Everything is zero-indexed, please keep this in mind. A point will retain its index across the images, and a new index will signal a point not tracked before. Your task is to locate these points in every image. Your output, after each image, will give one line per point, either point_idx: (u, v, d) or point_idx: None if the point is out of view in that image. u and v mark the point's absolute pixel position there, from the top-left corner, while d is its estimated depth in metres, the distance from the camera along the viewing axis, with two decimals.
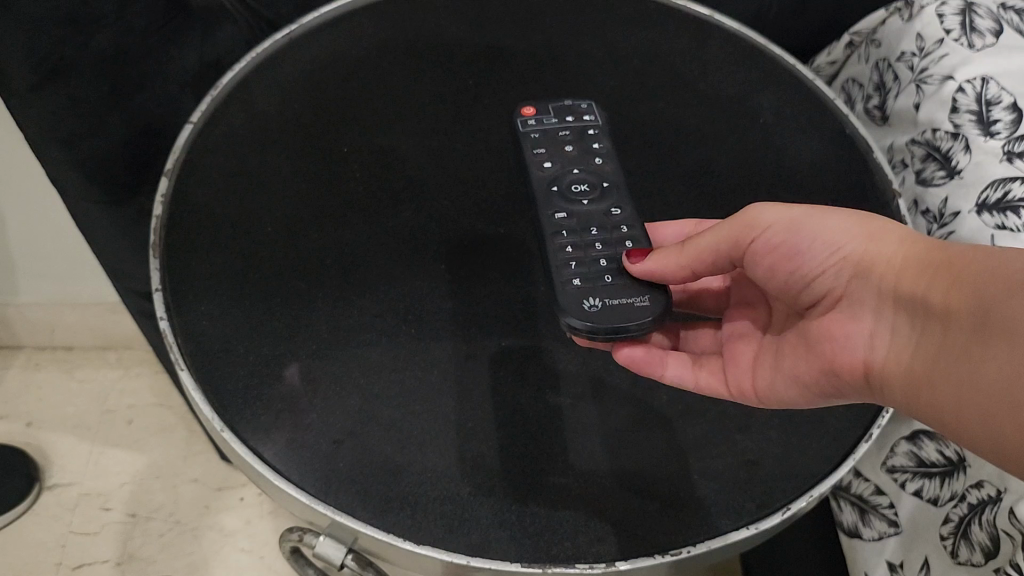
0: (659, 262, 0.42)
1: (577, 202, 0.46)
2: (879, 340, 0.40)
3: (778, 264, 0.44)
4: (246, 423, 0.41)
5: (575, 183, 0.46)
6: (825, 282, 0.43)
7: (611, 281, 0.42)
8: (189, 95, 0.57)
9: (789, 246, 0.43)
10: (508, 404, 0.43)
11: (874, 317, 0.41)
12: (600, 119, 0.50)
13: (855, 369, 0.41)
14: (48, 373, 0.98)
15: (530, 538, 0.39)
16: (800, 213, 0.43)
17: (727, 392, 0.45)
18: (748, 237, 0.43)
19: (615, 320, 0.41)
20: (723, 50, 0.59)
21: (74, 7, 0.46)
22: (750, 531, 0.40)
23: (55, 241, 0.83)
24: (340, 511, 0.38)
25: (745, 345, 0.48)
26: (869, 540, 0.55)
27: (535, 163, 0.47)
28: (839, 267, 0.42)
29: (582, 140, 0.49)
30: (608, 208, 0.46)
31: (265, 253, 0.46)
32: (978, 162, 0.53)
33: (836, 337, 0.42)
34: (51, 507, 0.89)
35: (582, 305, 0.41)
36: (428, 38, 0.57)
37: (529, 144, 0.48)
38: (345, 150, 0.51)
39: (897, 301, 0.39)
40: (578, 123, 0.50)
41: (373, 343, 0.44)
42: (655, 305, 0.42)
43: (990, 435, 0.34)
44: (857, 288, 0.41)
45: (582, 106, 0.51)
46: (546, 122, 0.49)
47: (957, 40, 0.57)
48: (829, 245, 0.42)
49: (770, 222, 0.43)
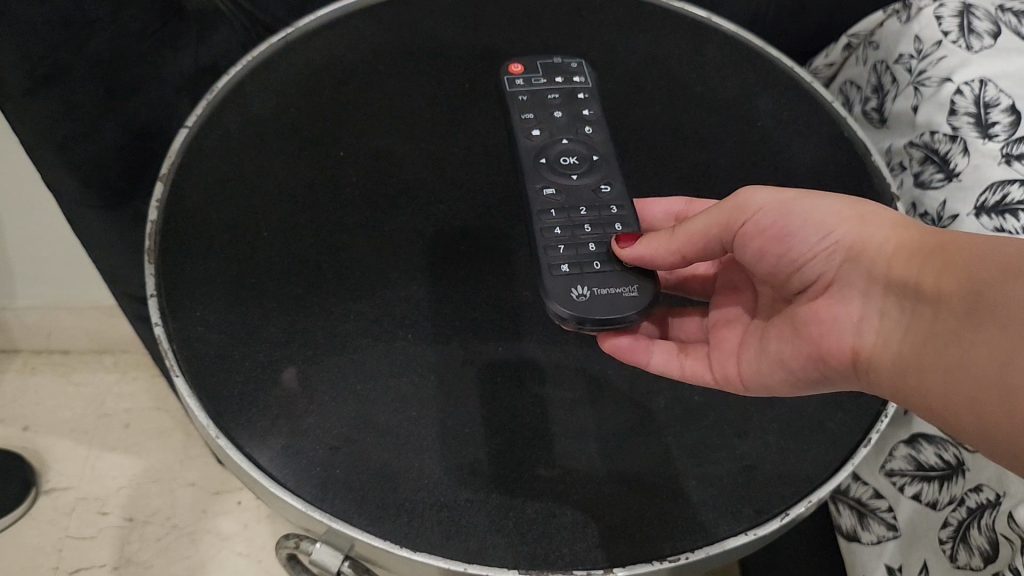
0: (650, 247, 0.42)
1: (566, 174, 0.46)
2: (868, 323, 0.40)
3: (767, 247, 0.43)
4: (241, 429, 0.40)
5: (564, 155, 0.46)
6: (816, 265, 0.42)
7: (600, 268, 0.42)
8: (184, 99, 0.57)
9: (779, 228, 0.42)
10: (505, 410, 0.43)
11: (863, 300, 0.40)
12: (590, 81, 0.51)
13: (843, 355, 0.40)
14: (45, 377, 0.98)
15: (527, 545, 0.39)
16: (791, 195, 0.42)
17: (713, 378, 0.45)
18: (738, 220, 0.43)
19: (602, 311, 0.41)
20: (721, 53, 0.59)
21: (68, 11, 0.46)
22: (748, 537, 0.40)
23: (53, 246, 0.83)
24: (337, 517, 0.38)
25: (731, 331, 0.48)
26: (868, 544, 0.55)
27: (524, 130, 0.47)
28: (831, 251, 0.41)
29: (571, 105, 0.49)
30: (598, 183, 0.46)
31: (263, 257, 0.46)
32: (976, 164, 0.53)
33: (825, 321, 0.41)
34: (48, 512, 0.89)
35: (570, 293, 0.41)
36: (424, 41, 0.57)
37: (517, 107, 0.49)
38: (341, 152, 0.51)
39: (888, 284, 0.39)
40: (568, 84, 0.50)
41: (370, 348, 0.44)
42: (644, 295, 0.41)
43: (979, 426, 0.34)
44: (848, 271, 0.41)
45: (572, 67, 0.51)
46: (534, 81, 0.50)
47: (955, 41, 0.57)
48: (820, 228, 0.41)
49: (760, 204, 0.42)
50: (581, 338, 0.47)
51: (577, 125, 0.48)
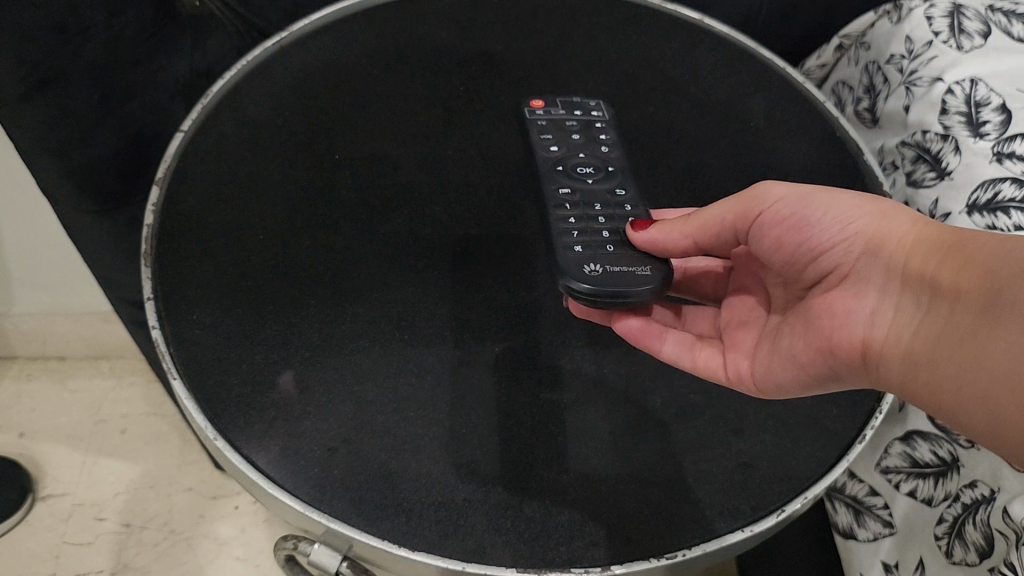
0: (664, 231, 0.43)
1: (581, 181, 0.46)
2: (880, 317, 0.41)
3: (786, 236, 0.44)
4: (239, 431, 0.40)
5: (581, 165, 0.47)
6: (833, 258, 0.43)
7: (612, 250, 0.43)
8: (178, 104, 0.57)
9: (798, 218, 0.43)
10: (501, 409, 0.43)
11: (879, 294, 0.41)
12: (607, 115, 0.51)
13: (854, 347, 0.41)
14: (41, 383, 0.97)
15: (525, 543, 0.39)
16: (812, 189, 0.43)
17: (725, 376, 0.46)
18: (757, 208, 0.44)
19: (615, 286, 0.41)
20: (712, 55, 0.59)
21: (63, 15, 0.46)
22: (745, 533, 0.40)
23: (49, 254, 0.84)
24: (333, 518, 0.38)
25: (746, 333, 0.49)
26: (864, 541, 0.55)
27: (543, 146, 0.48)
28: (849, 242, 0.42)
29: (588, 131, 0.49)
30: (613, 188, 0.46)
31: (259, 260, 0.46)
32: (967, 163, 0.53)
33: (837, 315, 0.42)
34: (44, 518, 0.88)
35: (582, 269, 0.41)
36: (417, 46, 0.57)
37: (535, 129, 0.49)
38: (336, 156, 0.51)
39: (905, 279, 0.40)
40: (585, 117, 0.50)
41: (365, 350, 0.44)
42: (655, 274, 0.42)
43: (987, 420, 0.35)
44: (865, 265, 0.42)
45: (591, 104, 0.51)
46: (554, 113, 0.50)
47: (945, 42, 0.57)
48: (839, 220, 0.42)
49: (780, 195, 0.43)
50: (577, 336, 0.47)
51: (594, 145, 0.49)
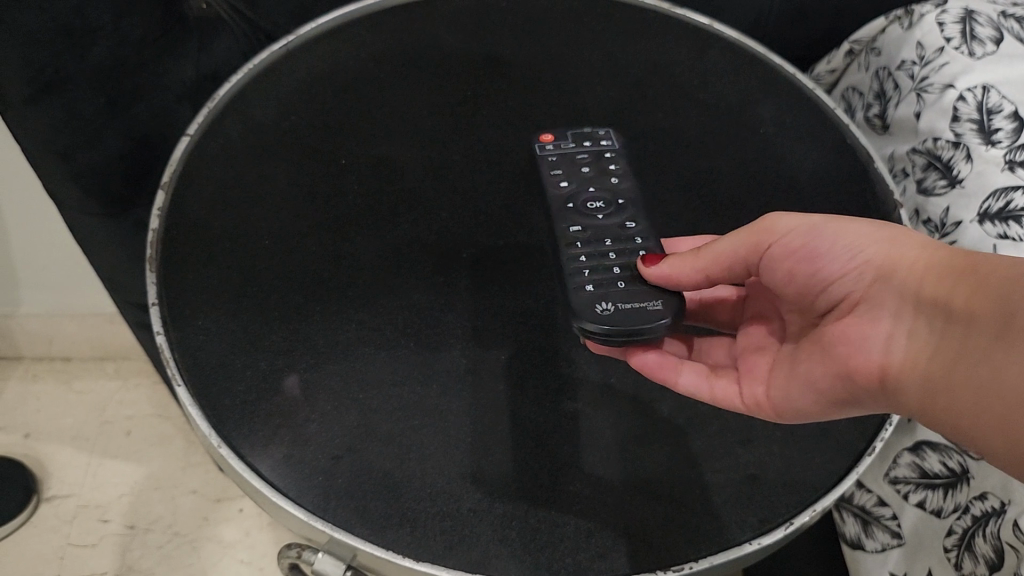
0: (675, 267, 0.42)
1: (591, 218, 0.45)
2: (896, 341, 0.40)
3: (798, 268, 0.44)
4: (244, 439, 0.40)
5: (590, 200, 0.46)
6: (845, 285, 0.43)
7: (624, 287, 0.42)
8: (186, 106, 0.57)
9: (810, 248, 0.43)
10: (507, 419, 0.42)
11: (894, 319, 0.41)
12: (617, 143, 0.50)
13: (871, 373, 0.41)
14: (47, 384, 0.98)
15: (530, 555, 0.38)
16: (820, 219, 0.43)
17: (743, 403, 0.45)
18: (766, 241, 0.44)
19: (628, 324, 0.41)
20: (722, 60, 0.59)
21: (69, 18, 0.46)
22: (753, 547, 0.39)
23: (56, 256, 0.84)
24: (338, 527, 0.38)
25: (760, 357, 0.48)
26: (871, 552, 0.55)
27: (552, 182, 0.47)
28: (861, 270, 0.42)
29: (598, 162, 0.48)
30: (623, 222, 0.46)
31: (263, 267, 0.46)
32: (979, 171, 0.52)
33: (853, 340, 0.42)
34: (49, 519, 0.88)
35: (594, 308, 0.41)
36: (425, 50, 0.57)
37: (545, 165, 0.48)
38: (344, 163, 0.51)
39: (919, 303, 0.39)
40: (595, 147, 0.49)
41: (371, 358, 0.43)
42: (668, 309, 0.42)
43: (1007, 443, 0.35)
44: (879, 291, 0.41)
45: (600, 132, 0.50)
46: (564, 147, 0.49)
47: (957, 48, 0.57)
48: (849, 248, 0.42)
49: (789, 227, 0.43)
50: (584, 345, 0.46)
51: (604, 178, 0.48)
